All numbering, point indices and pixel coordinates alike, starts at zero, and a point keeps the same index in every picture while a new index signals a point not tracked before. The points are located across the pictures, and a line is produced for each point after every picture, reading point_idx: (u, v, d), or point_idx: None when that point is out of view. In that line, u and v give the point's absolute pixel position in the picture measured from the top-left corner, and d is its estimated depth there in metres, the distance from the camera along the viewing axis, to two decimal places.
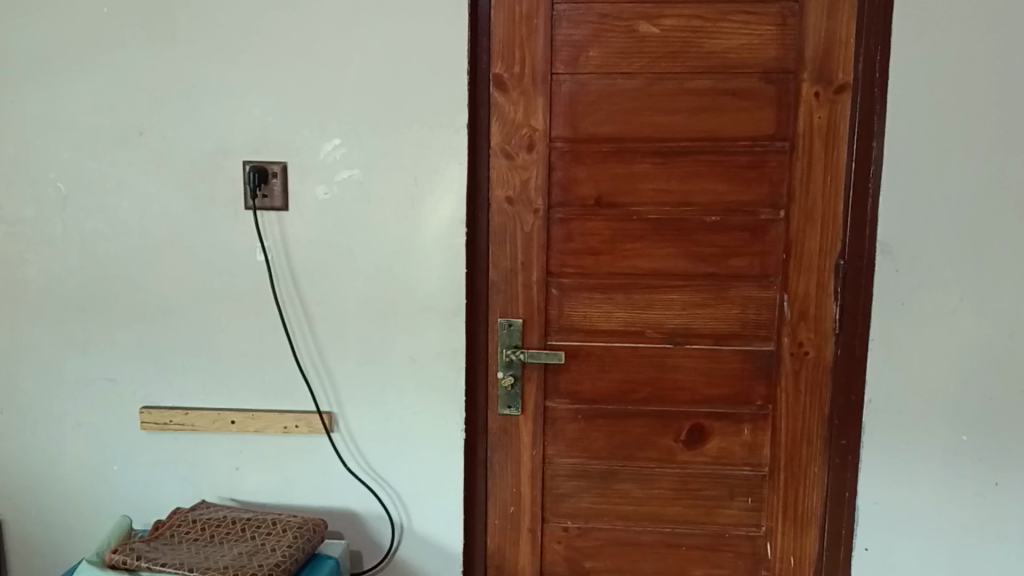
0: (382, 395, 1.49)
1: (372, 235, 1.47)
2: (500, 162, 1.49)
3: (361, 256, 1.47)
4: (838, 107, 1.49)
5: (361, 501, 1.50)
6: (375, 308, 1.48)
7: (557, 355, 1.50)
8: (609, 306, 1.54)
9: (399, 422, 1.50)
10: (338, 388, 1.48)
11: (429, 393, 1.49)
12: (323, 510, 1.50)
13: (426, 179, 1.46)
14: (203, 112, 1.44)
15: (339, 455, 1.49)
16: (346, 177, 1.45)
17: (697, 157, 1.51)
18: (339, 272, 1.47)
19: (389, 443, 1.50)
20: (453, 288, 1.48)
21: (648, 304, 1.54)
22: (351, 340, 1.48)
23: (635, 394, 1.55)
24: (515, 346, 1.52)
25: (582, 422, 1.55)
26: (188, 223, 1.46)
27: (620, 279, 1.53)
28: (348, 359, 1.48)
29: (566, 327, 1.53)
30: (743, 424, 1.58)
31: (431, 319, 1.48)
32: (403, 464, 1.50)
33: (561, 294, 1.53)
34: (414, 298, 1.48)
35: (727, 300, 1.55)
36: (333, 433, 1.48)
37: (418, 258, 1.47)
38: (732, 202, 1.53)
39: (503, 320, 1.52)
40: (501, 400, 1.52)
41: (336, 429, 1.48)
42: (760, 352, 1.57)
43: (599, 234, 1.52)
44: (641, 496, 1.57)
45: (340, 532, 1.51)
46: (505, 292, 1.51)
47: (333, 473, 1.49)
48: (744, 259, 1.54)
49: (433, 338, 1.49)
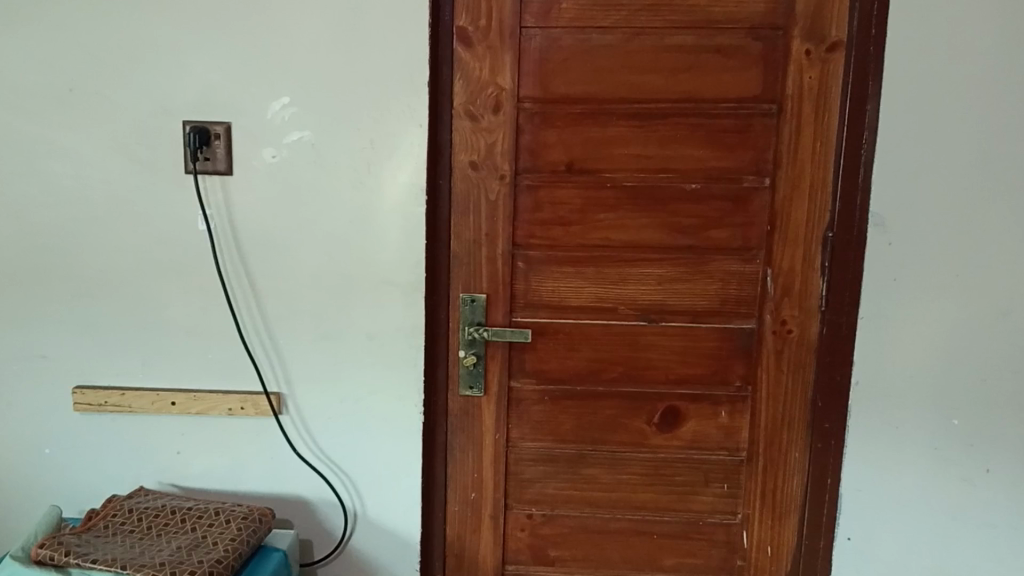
0: (336, 374, 1.39)
1: (324, 203, 1.34)
2: (463, 124, 1.37)
3: (312, 226, 1.35)
4: (830, 67, 1.38)
5: (313, 487, 1.42)
6: (328, 282, 1.37)
7: (524, 332, 1.40)
8: (579, 281, 1.43)
9: (354, 403, 1.40)
10: (289, 367, 1.38)
11: (389, 373, 1.40)
12: (273, 497, 1.42)
13: (384, 142, 1.33)
14: (137, 67, 1.30)
15: (288, 439, 1.40)
16: (297, 139, 1.33)
17: (677, 120, 1.40)
18: (288, 244, 1.35)
19: (343, 427, 1.41)
20: (414, 263, 1.37)
21: (622, 279, 1.44)
22: (302, 317, 1.37)
23: (606, 374, 1.46)
24: (478, 322, 1.42)
25: (549, 404, 1.46)
26: (123, 189, 1.33)
27: (591, 252, 1.43)
28: (299, 337, 1.38)
29: (534, 303, 1.44)
30: (720, 407, 1.50)
31: (390, 295, 1.37)
32: (358, 449, 1.41)
33: (527, 267, 1.42)
34: (371, 273, 1.37)
35: (707, 274, 1.45)
36: (282, 416, 1.39)
37: (376, 230, 1.35)
38: (714, 170, 1.42)
39: (466, 295, 1.41)
40: (462, 381, 1.43)
41: (285, 412, 1.39)
42: (740, 331, 1.47)
43: (570, 203, 1.41)
44: (611, 481, 1.50)
45: (290, 521, 1.43)
46: (468, 265, 1.41)
47: (282, 458, 1.40)
48: (726, 230, 1.44)
49: (392, 316, 1.38)
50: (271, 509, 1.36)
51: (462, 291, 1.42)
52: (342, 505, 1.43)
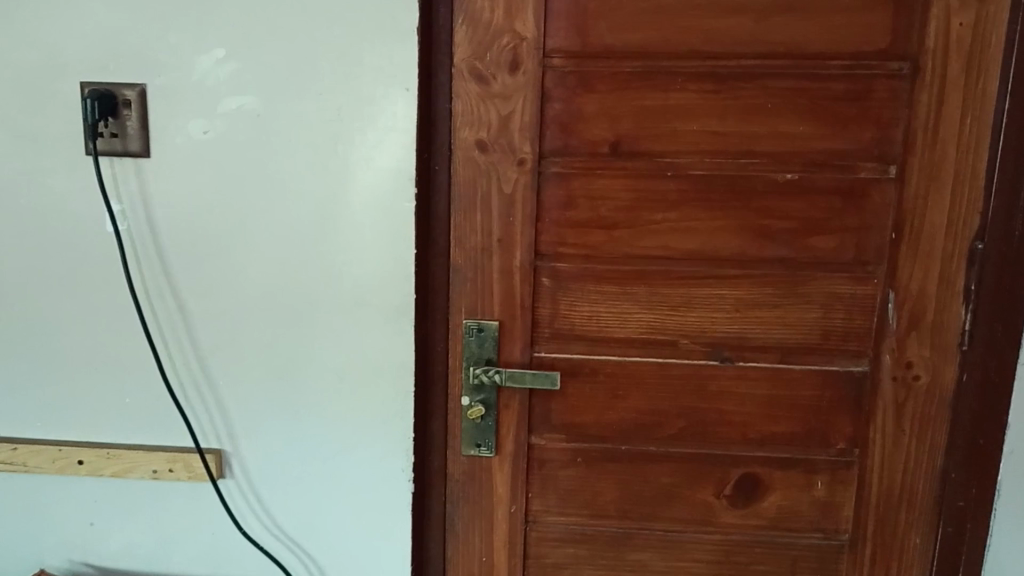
0: (295, 426, 1.04)
1: (275, 198, 0.98)
2: (469, 87, 0.99)
3: (259, 230, 0.99)
4: (992, 8, 0.97)
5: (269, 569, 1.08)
6: (284, 304, 1.01)
7: (552, 374, 1.02)
8: (626, 305, 1.04)
9: (321, 465, 1.05)
10: (231, 417, 1.04)
11: (369, 427, 1.04)
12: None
13: (355, 111, 0.96)
14: (19, 9, 0.95)
15: (232, 512, 1.06)
16: (236, 107, 0.96)
17: (767, 83, 0.99)
18: (227, 254, 1.00)
19: (305, 496, 1.06)
20: (402, 280, 0.99)
21: (686, 303, 1.05)
22: (249, 352, 1.02)
23: (661, 430, 1.08)
24: (488, 360, 1.04)
25: (583, 468, 1.09)
26: (8, 177, 0.99)
27: (644, 265, 1.04)
28: (245, 378, 1.03)
29: (563, 334, 1.05)
30: (816, 476, 1.10)
31: (371, 324, 1.01)
32: (325, 526, 1.06)
33: (555, 286, 1.04)
34: (344, 294, 1.00)
35: (804, 297, 1.05)
36: (223, 480, 1.05)
37: (349, 235, 0.99)
38: (818, 154, 1.02)
39: (472, 322, 1.04)
40: (466, 438, 1.07)
41: (226, 476, 1.05)
42: (847, 375, 1.07)
43: (616, 199, 1.02)
44: (664, 570, 1.12)
45: None
46: (474, 282, 1.03)
47: (225, 534, 1.07)
48: (831, 238, 1.04)
49: (373, 352, 1.01)
50: None
51: (465, 317, 1.04)
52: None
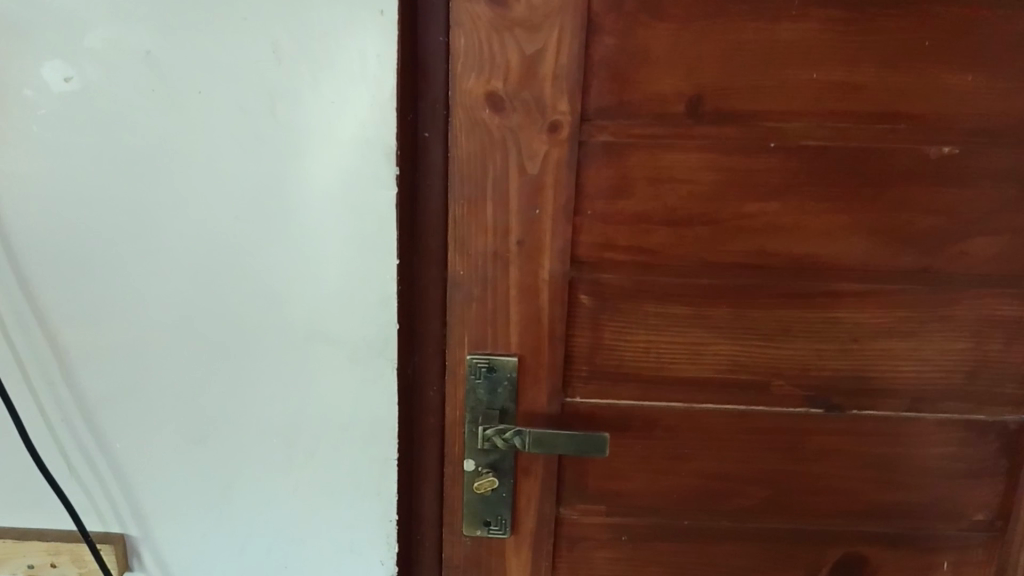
0: (224, 505, 0.73)
1: (183, 184, 0.65)
2: (477, 10, 0.65)
3: (161, 231, 0.66)
4: None
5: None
6: (203, 339, 0.69)
7: (600, 437, 0.70)
8: (698, 335, 0.73)
9: (267, 558, 0.75)
10: (136, 493, 0.73)
11: (333, 509, 0.73)
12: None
13: (298, 49, 0.61)
14: None
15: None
16: (112, 39, 0.62)
17: (927, 11, 0.66)
18: (116, 267, 0.67)
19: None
20: (378, 307, 0.67)
21: (784, 331, 0.73)
22: (157, 404, 0.71)
23: (737, 501, 0.79)
24: (502, 412, 0.73)
25: (629, 551, 0.81)
26: None
27: (727, 279, 0.72)
28: (152, 440, 0.72)
29: (608, 373, 0.74)
30: (941, 557, 0.81)
31: (332, 369, 0.69)
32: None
33: (597, 307, 0.72)
34: (291, 326, 0.68)
35: (949, 324, 0.74)
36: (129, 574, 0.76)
37: (296, 241, 0.65)
38: (991, 118, 0.68)
39: (480, 358, 0.72)
40: (471, 514, 0.77)
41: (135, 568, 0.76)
42: (996, 428, 0.77)
43: (691, 182, 0.69)
44: None
45: None
46: (482, 303, 0.71)
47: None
48: (996, 241, 0.72)
49: (336, 409, 0.70)
50: None
51: (469, 350, 0.72)
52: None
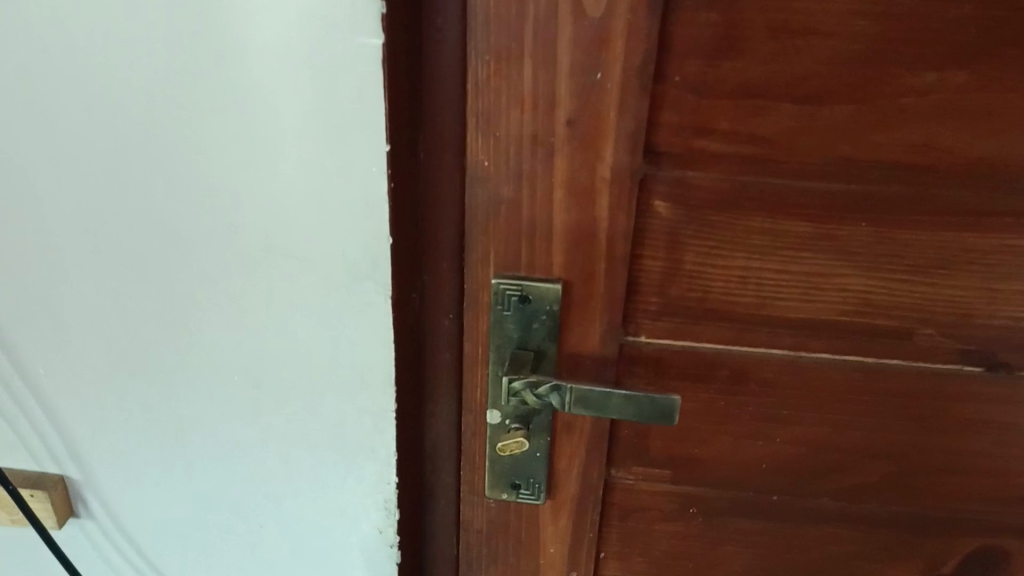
0: (179, 450, 0.58)
1: (82, 33, 0.44)
2: None
3: (54, 97, 0.47)
4: None
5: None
6: (130, 249, 0.51)
7: (670, 400, 0.51)
8: (819, 264, 0.52)
9: (237, 516, 0.60)
10: (71, 435, 0.58)
11: (313, 467, 0.57)
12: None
13: None
14: None
15: (104, 565, 0.64)
16: None
17: None
18: (4, 145, 0.48)
19: (214, 557, 0.62)
20: (359, 218, 0.47)
21: (944, 263, 0.51)
22: (82, 333, 0.54)
23: (845, 477, 0.60)
24: (538, 355, 0.54)
25: (697, 527, 0.63)
26: None
27: (872, 185, 0.50)
28: (82, 375, 0.56)
29: (685, 309, 0.54)
30: None
31: (302, 299, 0.50)
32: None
33: (679, 219, 0.51)
34: (243, 238, 0.49)
35: None
36: (76, 520, 0.62)
37: (242, 121, 0.45)
38: None
39: (510, 284, 0.52)
40: (496, 473, 0.60)
41: (81, 515, 0.62)
42: None
43: (834, 38, 0.46)
44: None
45: None
46: (515, 207, 0.50)
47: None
48: None
49: (310, 348, 0.52)
50: None
51: (496, 273, 0.52)
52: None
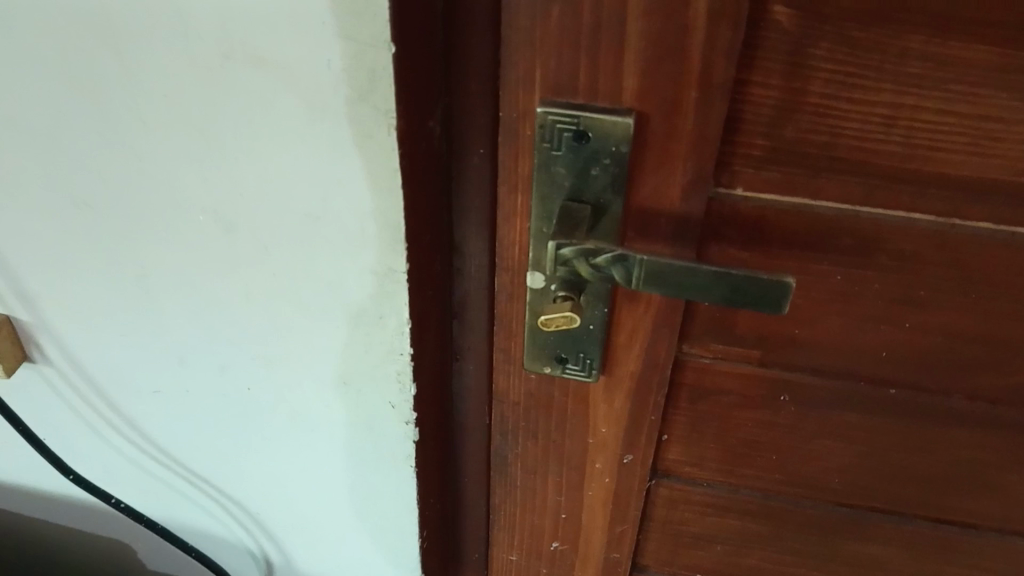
0: (151, 302, 0.49)
1: None
2: None
3: None
4: None
5: (152, 501, 0.64)
6: (51, 51, 0.39)
7: (779, 284, 0.38)
8: (1001, 105, 0.36)
9: (219, 377, 0.52)
10: (16, 271, 0.50)
11: (301, 330, 0.47)
12: (49, 498, 0.69)
13: None
14: None
15: (75, 420, 0.59)
16: None
17: None
18: None
19: (200, 417, 0.55)
20: (343, 11, 0.34)
21: None
22: (19, 158, 0.44)
23: (980, 371, 0.48)
24: (596, 208, 0.41)
25: (785, 416, 0.53)
26: None
27: None
28: (23, 205, 0.46)
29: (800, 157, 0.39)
30: None
31: (272, 122, 0.38)
32: (243, 462, 0.58)
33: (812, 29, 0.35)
34: (189, 39, 0.36)
35: None
36: (31, 365, 0.56)
37: None
38: None
39: (563, 115, 0.38)
40: (537, 348, 0.48)
41: (36, 360, 0.55)
42: None
43: None
44: (892, 555, 0.61)
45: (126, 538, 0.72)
46: (572, 5, 0.35)
47: (71, 440, 0.61)
48: None
49: (286, 189, 0.41)
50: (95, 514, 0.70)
51: (543, 99, 0.38)
52: (242, 545, 0.65)
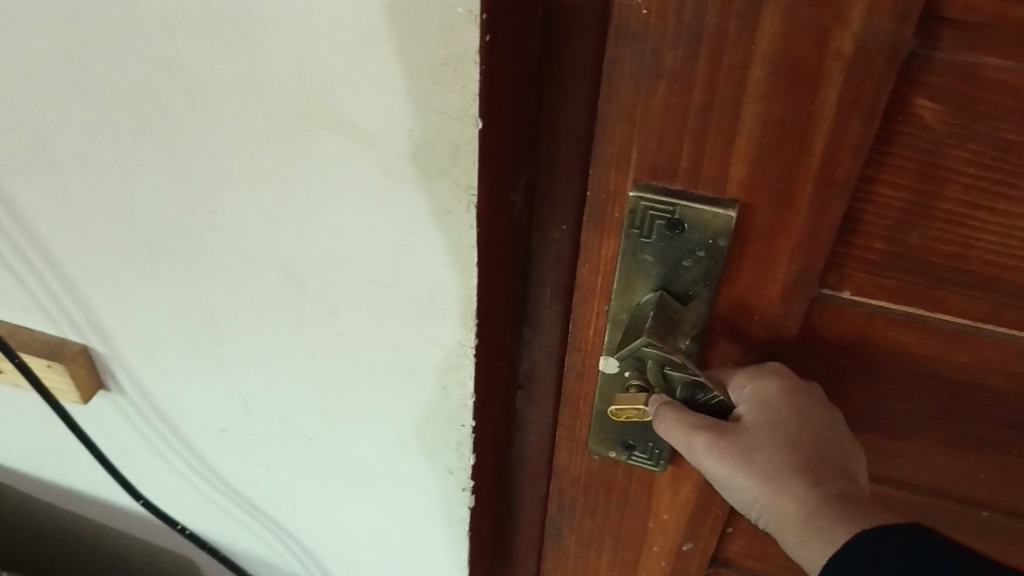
0: (213, 346, 0.47)
1: None
2: None
3: None
4: None
5: (204, 526, 0.63)
6: (130, 102, 0.37)
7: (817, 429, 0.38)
8: None
9: (280, 425, 0.50)
10: (87, 304, 0.49)
11: (368, 390, 0.45)
12: (115, 512, 0.69)
13: None
14: None
15: (135, 447, 0.58)
16: None
17: None
18: None
19: (261, 458, 0.53)
20: (432, 79, 0.31)
21: None
22: (93, 200, 0.42)
23: None
24: (683, 299, 0.37)
25: None
26: None
27: None
28: (95, 242, 0.44)
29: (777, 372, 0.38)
30: None
31: (349, 184, 0.35)
32: (299, 507, 0.56)
33: (763, 403, 0.37)
34: (268, 94, 0.34)
35: None
36: (107, 394, 0.54)
37: None
38: None
39: (658, 201, 0.35)
40: (602, 430, 0.45)
41: (111, 389, 0.54)
42: None
43: None
44: None
45: (179, 548, 0.71)
46: (681, 90, 0.32)
47: (138, 468, 0.60)
48: None
49: (360, 250, 0.38)
50: (149, 525, 0.69)
51: (636, 180, 0.35)
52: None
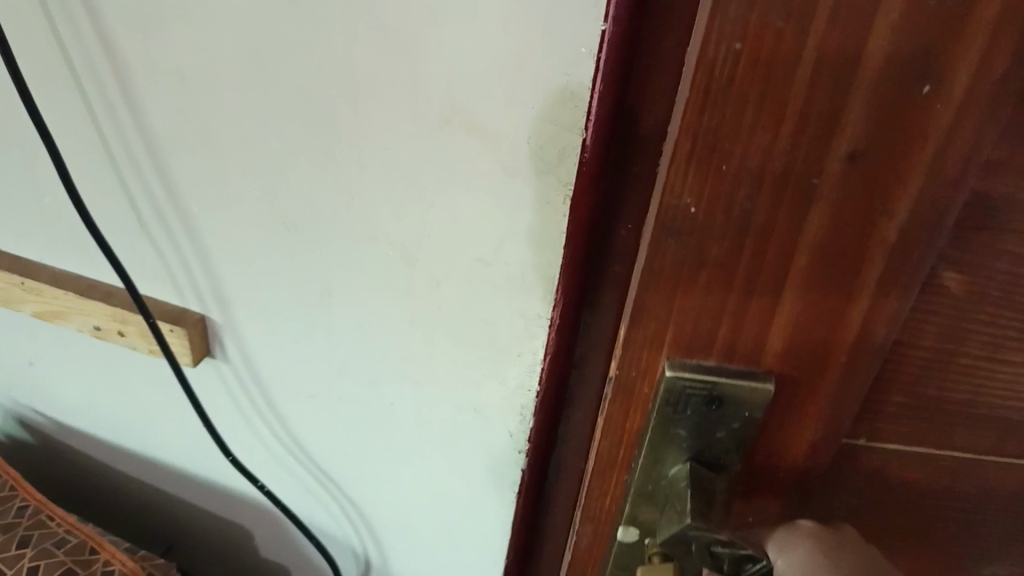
0: (321, 318, 0.59)
1: None
2: None
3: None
4: None
5: (279, 489, 0.76)
6: (301, 126, 0.49)
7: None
8: None
9: (369, 390, 0.62)
10: (222, 283, 0.62)
11: (451, 358, 0.56)
12: (187, 483, 0.84)
13: None
14: None
15: (229, 412, 0.71)
16: None
17: None
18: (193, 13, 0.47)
19: (343, 422, 0.66)
20: (558, 101, 0.41)
21: None
22: (242, 199, 0.55)
23: None
24: (715, 468, 0.37)
25: None
26: None
27: None
28: (237, 227, 0.57)
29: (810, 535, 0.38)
30: None
31: (472, 177, 0.47)
32: (370, 471, 0.68)
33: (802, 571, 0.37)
34: (422, 112, 0.45)
35: None
36: (211, 361, 0.68)
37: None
38: None
39: (696, 382, 0.34)
40: None
41: (216, 356, 0.67)
42: None
43: None
44: None
45: (236, 517, 0.84)
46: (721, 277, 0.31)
47: (229, 430, 0.73)
48: None
49: (473, 235, 0.49)
50: (216, 493, 0.83)
51: (671, 359, 0.34)
52: (352, 545, 0.77)
